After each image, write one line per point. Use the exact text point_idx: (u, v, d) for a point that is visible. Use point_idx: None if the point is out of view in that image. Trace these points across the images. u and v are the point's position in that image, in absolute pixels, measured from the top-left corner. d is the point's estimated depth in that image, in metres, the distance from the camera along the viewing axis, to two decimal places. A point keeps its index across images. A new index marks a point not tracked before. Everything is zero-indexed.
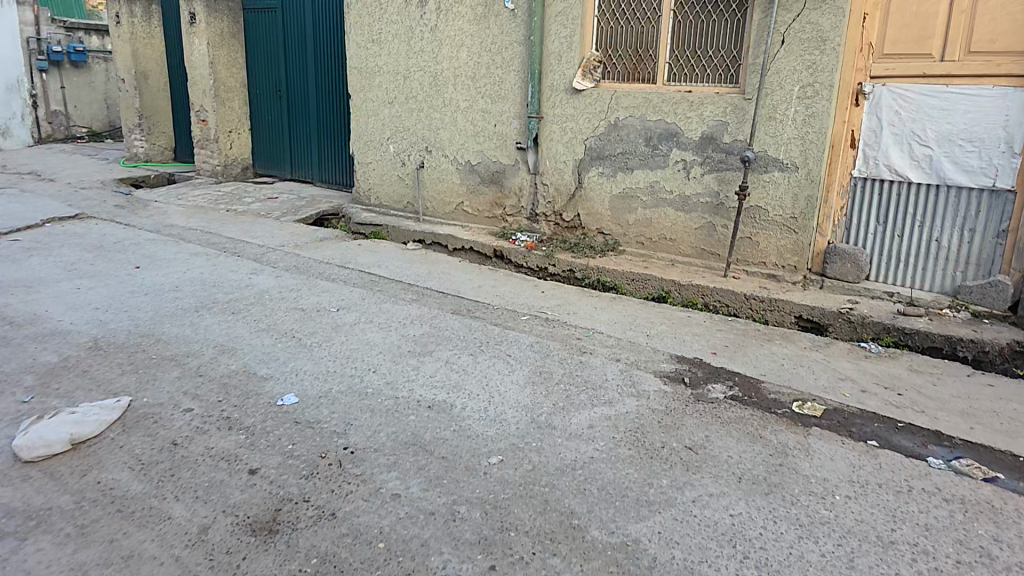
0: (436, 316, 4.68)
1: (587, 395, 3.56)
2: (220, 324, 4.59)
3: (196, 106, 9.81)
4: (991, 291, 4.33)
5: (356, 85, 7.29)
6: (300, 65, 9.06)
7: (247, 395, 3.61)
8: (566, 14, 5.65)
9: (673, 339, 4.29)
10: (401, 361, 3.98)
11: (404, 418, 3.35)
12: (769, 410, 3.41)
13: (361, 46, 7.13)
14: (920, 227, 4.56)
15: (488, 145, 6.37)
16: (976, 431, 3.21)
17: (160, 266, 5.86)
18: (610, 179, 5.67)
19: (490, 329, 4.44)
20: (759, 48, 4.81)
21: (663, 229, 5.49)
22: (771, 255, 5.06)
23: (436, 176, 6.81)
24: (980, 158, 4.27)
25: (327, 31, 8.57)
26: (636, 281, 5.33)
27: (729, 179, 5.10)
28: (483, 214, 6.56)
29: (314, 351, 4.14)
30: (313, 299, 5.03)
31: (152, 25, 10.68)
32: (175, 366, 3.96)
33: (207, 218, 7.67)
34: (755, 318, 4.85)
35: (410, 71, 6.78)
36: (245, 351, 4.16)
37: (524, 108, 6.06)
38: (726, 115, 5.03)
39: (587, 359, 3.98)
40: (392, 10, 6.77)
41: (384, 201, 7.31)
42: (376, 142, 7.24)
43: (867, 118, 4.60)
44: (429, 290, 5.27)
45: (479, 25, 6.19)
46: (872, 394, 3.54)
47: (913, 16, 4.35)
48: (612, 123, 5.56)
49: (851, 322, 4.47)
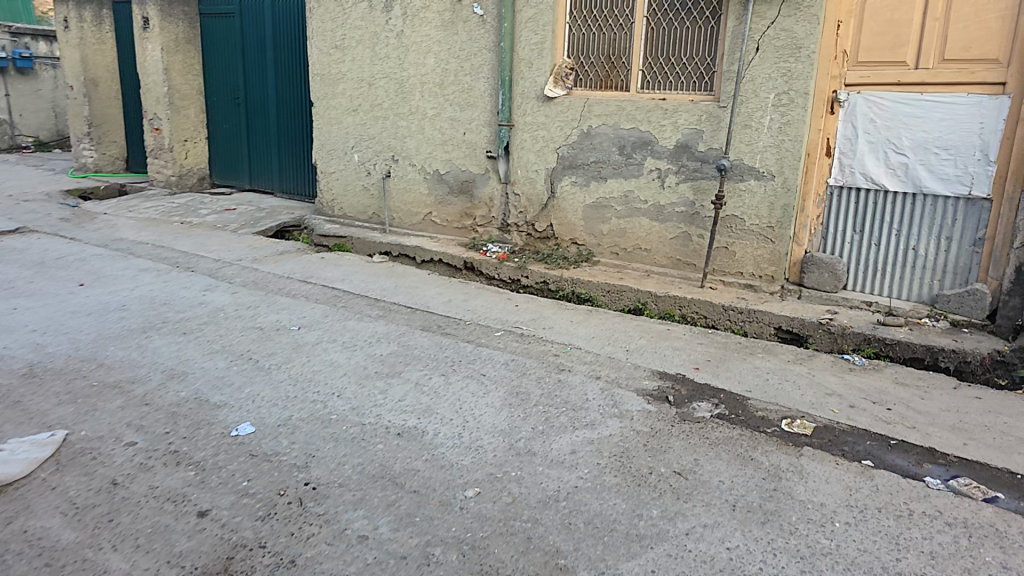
0: (405, 334, 4.43)
1: (567, 417, 3.35)
2: (171, 346, 4.26)
3: (149, 114, 9.37)
4: (969, 299, 4.25)
5: (317, 92, 7.01)
6: (259, 72, 8.72)
7: (198, 426, 3.31)
8: (537, 19, 5.49)
9: (654, 354, 4.12)
10: (367, 384, 3.72)
11: (371, 448, 3.10)
12: (757, 429, 3.25)
13: (323, 52, 6.86)
14: (896, 235, 4.48)
15: (456, 154, 6.16)
16: (970, 447, 3.09)
17: (106, 283, 5.47)
18: (583, 189, 5.51)
19: (462, 347, 4.21)
20: (734, 56, 4.71)
21: (638, 239, 5.33)
22: (748, 265, 4.95)
23: (402, 187, 6.56)
24: (956, 166, 4.21)
25: (288, 37, 8.28)
26: (612, 292, 5.17)
27: (704, 189, 4.98)
28: (452, 225, 6.33)
29: (273, 375, 3.85)
30: (272, 318, 4.73)
31: (103, 31, 10.18)
32: (119, 394, 3.63)
33: (159, 231, 7.27)
34: (733, 330, 4.72)
35: (375, 78, 6.53)
36: (197, 375, 3.85)
37: (494, 116, 5.87)
38: (701, 123, 4.91)
39: (566, 377, 3.78)
40: (355, 15, 6.53)
41: (349, 212, 7.03)
42: (339, 151, 6.96)
43: (842, 126, 4.54)
44: (397, 305, 5.01)
45: (446, 30, 5.99)
46: (861, 410, 3.41)
47: (887, 23, 4.29)
48: (584, 131, 5.41)
49: (831, 333, 4.36)
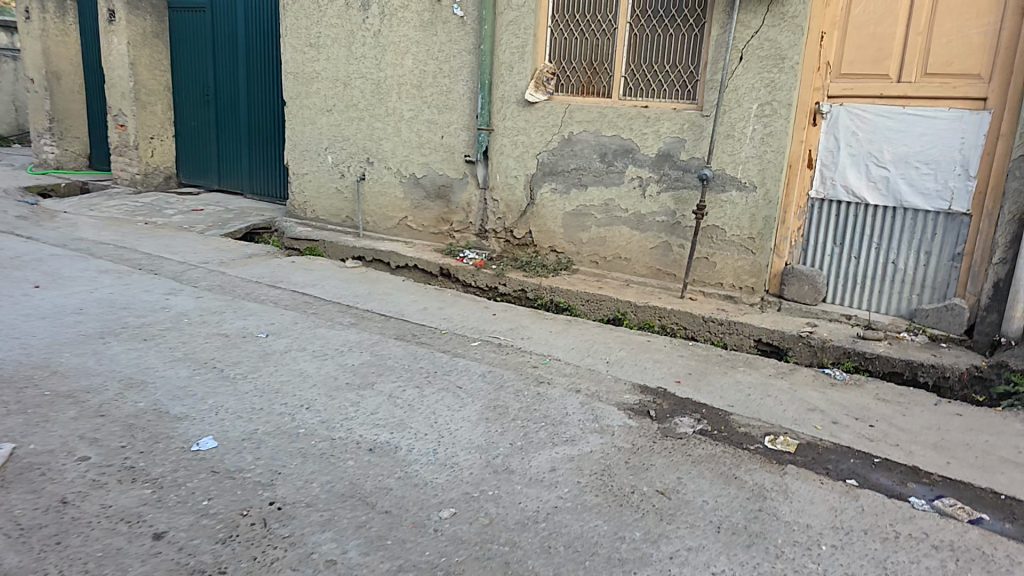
0: (378, 343, 4.28)
1: (546, 432, 3.24)
2: (130, 353, 4.05)
3: (114, 110, 9.04)
4: (947, 314, 4.25)
5: (291, 90, 6.82)
6: (230, 70, 8.49)
7: (156, 440, 3.12)
8: (518, 23, 5.39)
9: (634, 366, 4.03)
10: (338, 396, 3.56)
11: (341, 464, 2.95)
12: (740, 446, 3.18)
13: (298, 50, 6.68)
14: (876, 249, 4.47)
15: (434, 158, 6.03)
16: (953, 466, 3.05)
17: (64, 285, 5.22)
18: (563, 196, 5.42)
19: (437, 357, 4.08)
20: (717, 65, 4.67)
21: (617, 249, 5.26)
22: (728, 276, 4.90)
23: (378, 190, 6.41)
24: (936, 181, 4.20)
25: (261, 34, 8.07)
26: (591, 301, 5.08)
27: (685, 198, 4.93)
28: (428, 230, 6.20)
29: (238, 385, 3.67)
30: (239, 324, 4.54)
31: (67, 23, 9.84)
32: (72, 405, 3.42)
33: (122, 232, 7.00)
34: (713, 342, 4.66)
35: (351, 78, 6.37)
36: (157, 385, 3.65)
37: (473, 120, 5.75)
38: (683, 132, 4.86)
39: (545, 390, 3.66)
40: (332, 12, 6.37)
41: (321, 214, 6.84)
42: (313, 152, 6.78)
43: (824, 139, 4.52)
44: (370, 312, 4.86)
45: (425, 31, 5.86)
46: (844, 426, 3.36)
47: (870, 36, 4.28)
48: (565, 137, 5.32)
49: (811, 346, 4.33)
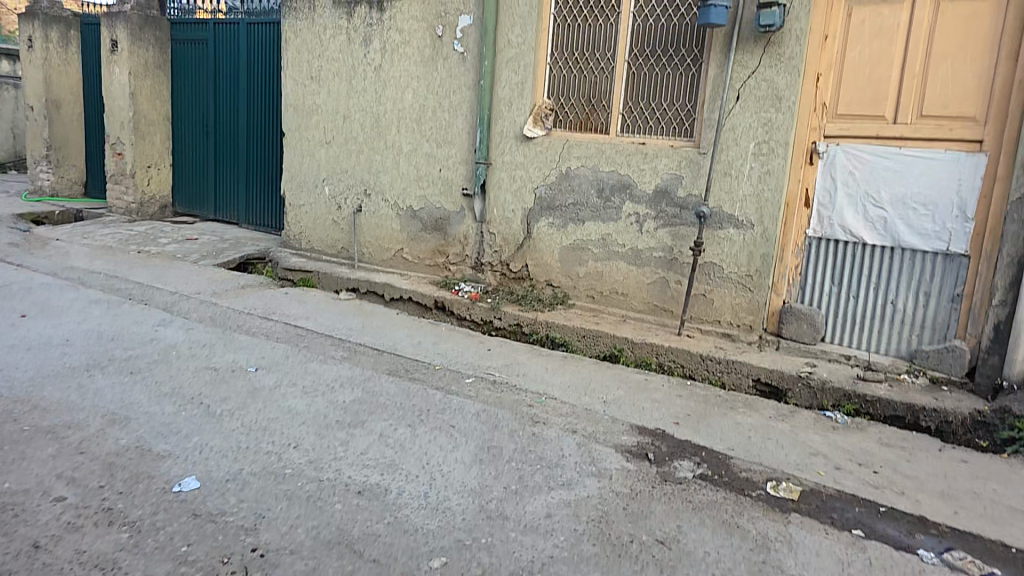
0: (370, 379, 4.18)
1: (542, 476, 3.14)
2: (115, 387, 3.94)
3: (112, 138, 9.03)
4: (948, 356, 4.19)
5: (290, 122, 6.82)
6: (230, 101, 8.53)
7: (137, 480, 3.00)
8: (518, 60, 5.42)
9: (632, 406, 3.94)
10: (327, 434, 3.45)
11: (328, 508, 2.83)
12: (742, 493, 3.08)
13: (298, 83, 6.70)
14: (875, 288, 4.43)
15: (431, 191, 6.00)
16: (961, 516, 2.96)
17: (51, 315, 5.12)
18: (560, 231, 5.38)
19: (431, 394, 3.98)
20: (715, 104, 4.68)
21: (614, 283, 5.21)
22: (726, 314, 4.84)
23: (374, 222, 6.37)
24: (933, 222, 4.19)
25: (262, 66, 8.12)
26: (588, 337, 5.00)
27: (683, 235, 4.90)
28: (424, 262, 6.14)
29: (224, 422, 3.56)
30: (228, 357, 4.44)
31: (69, 52, 9.91)
32: (52, 441, 3.30)
33: (114, 260, 6.92)
34: (711, 380, 4.58)
35: (350, 111, 6.39)
36: (141, 422, 3.53)
37: (471, 154, 5.75)
38: (681, 169, 4.85)
39: (541, 431, 3.56)
40: (333, 46, 6.40)
41: (316, 245, 6.79)
42: (310, 184, 6.76)
43: (821, 178, 4.51)
44: (363, 346, 4.77)
45: (426, 67, 5.89)
46: (847, 473, 3.27)
47: (867, 78, 4.30)
48: (563, 172, 5.31)
49: (810, 387, 4.25)
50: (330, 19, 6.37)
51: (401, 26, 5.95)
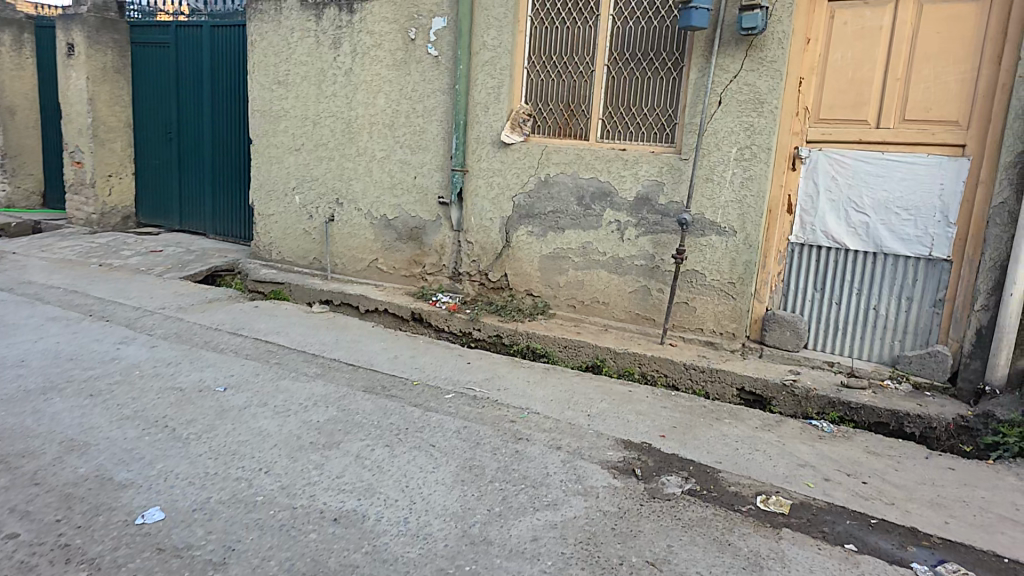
0: (345, 397, 4.03)
1: (527, 496, 3.02)
2: (74, 410, 3.74)
3: (71, 146, 8.71)
4: (931, 361, 4.18)
5: (258, 128, 6.63)
6: (196, 106, 8.29)
7: (97, 512, 2.81)
8: (494, 63, 5.32)
9: (617, 420, 3.84)
10: (301, 457, 3.30)
11: (302, 538, 2.68)
12: (732, 508, 3.00)
13: (265, 87, 6.52)
14: (857, 294, 4.41)
15: (406, 199, 5.87)
16: (952, 526, 2.89)
17: (5, 334, 4.86)
18: (539, 239, 5.29)
19: (409, 412, 3.84)
20: (696, 109, 4.63)
21: (595, 292, 5.13)
22: (708, 322, 4.79)
23: (347, 231, 6.21)
24: (916, 227, 4.18)
25: (228, 70, 7.90)
26: (569, 348, 4.91)
27: (664, 242, 4.83)
28: (400, 273, 6.00)
29: (191, 447, 3.38)
30: (195, 376, 4.25)
31: (23, 56, 9.55)
32: (3, 472, 3.09)
33: (74, 274, 6.64)
34: (695, 390, 4.51)
35: (320, 117, 6.22)
36: (101, 448, 3.34)
37: (447, 160, 5.63)
38: (662, 175, 4.79)
39: (524, 447, 3.45)
40: (301, 50, 6.24)
41: (287, 255, 6.60)
42: (280, 192, 6.57)
43: (803, 183, 4.49)
44: (337, 362, 4.61)
45: (399, 70, 5.75)
46: (837, 484, 3.21)
47: (849, 81, 4.28)
48: (542, 179, 5.21)
49: (795, 395, 4.20)
50: (298, 21, 6.21)
51: (372, 28, 5.81)
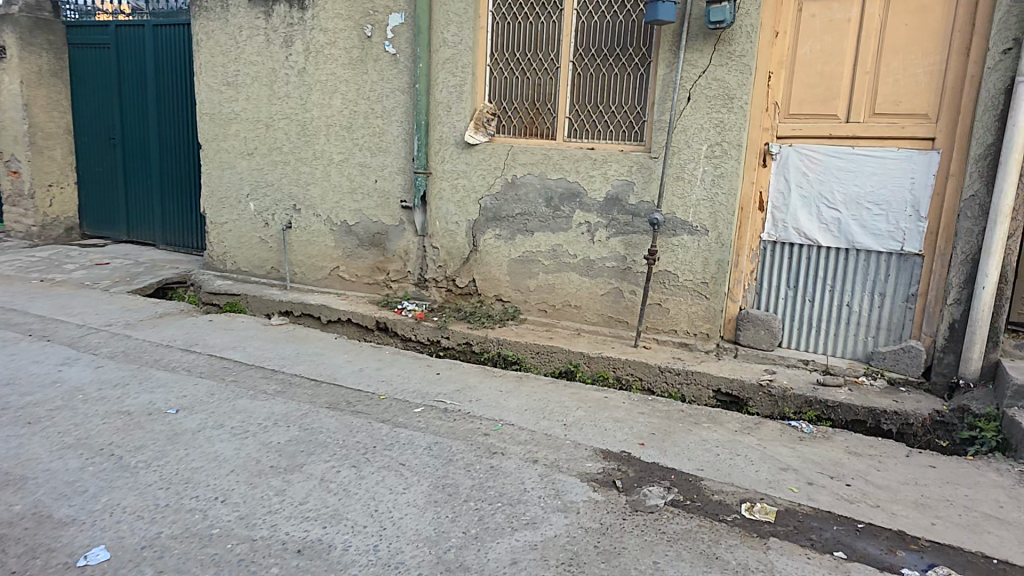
0: (308, 415, 3.80)
1: (504, 515, 2.85)
2: (9, 441, 3.44)
3: (6, 156, 8.23)
4: (905, 356, 4.16)
5: (207, 132, 6.33)
6: (141, 110, 7.92)
7: (32, 556, 2.55)
8: (455, 61, 5.15)
9: (594, 428, 3.71)
10: (260, 483, 3.07)
11: (263, 573, 2.47)
12: (717, 518, 2.87)
13: (214, 89, 6.22)
14: (830, 291, 4.37)
15: (367, 203, 5.65)
16: (939, 527, 2.82)
17: None
18: (507, 243, 5.14)
19: (376, 428, 3.65)
20: (664, 105, 4.54)
21: (567, 296, 5.00)
22: (681, 322, 4.70)
23: (306, 239, 5.96)
24: (887, 222, 4.15)
25: (173, 71, 7.57)
26: (541, 354, 4.77)
27: (636, 243, 4.73)
28: (363, 281, 5.78)
29: (139, 477, 3.12)
30: (144, 399, 3.97)
31: None
32: None
33: (13, 291, 6.24)
34: (671, 394, 4.42)
35: (274, 120, 5.96)
36: (38, 482, 3.06)
37: (408, 162, 5.44)
38: (631, 175, 4.69)
39: (499, 462, 3.29)
40: (251, 49, 5.97)
41: (243, 265, 6.33)
42: (233, 199, 6.29)
43: (774, 179, 4.43)
44: (298, 377, 4.38)
45: (355, 69, 5.54)
46: (821, 488, 3.12)
47: (818, 76, 4.25)
48: (508, 181, 5.07)
49: (772, 395, 4.14)
50: (246, 19, 5.94)
51: (326, 26, 5.58)
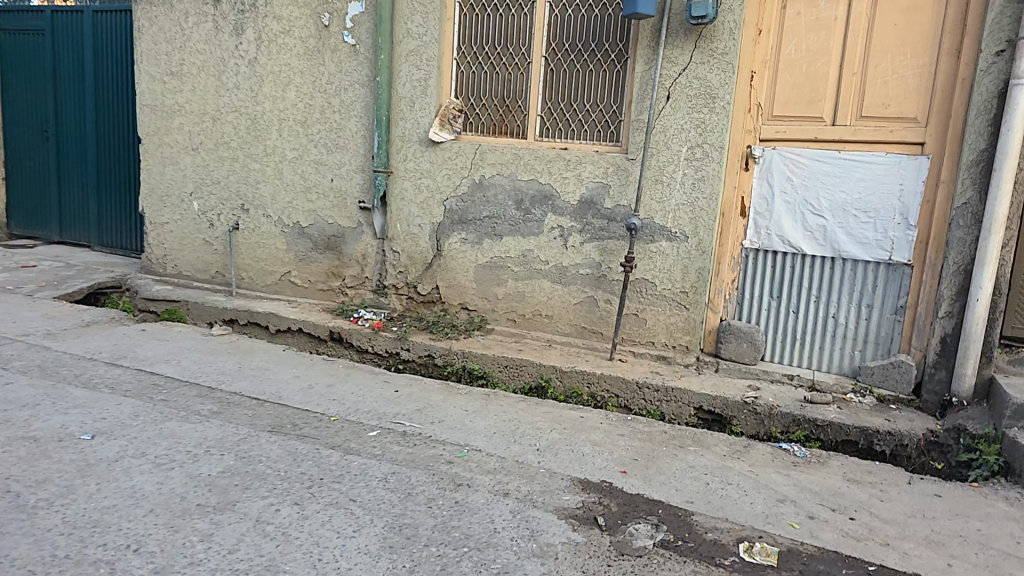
0: (246, 440, 3.34)
1: (472, 563, 2.45)
2: None
3: None
4: (894, 372, 3.90)
5: (148, 125, 5.78)
6: (76, 102, 7.30)
7: None
8: (420, 53, 4.75)
9: (571, 454, 3.34)
10: (184, 527, 2.61)
11: None
12: (714, 562, 2.53)
13: (156, 79, 5.69)
14: (815, 302, 4.10)
15: (322, 204, 5.20)
16: (957, 569, 2.53)
17: None
18: (474, 247, 4.75)
19: (326, 456, 3.21)
20: (643, 104, 4.22)
21: (537, 304, 4.63)
22: (660, 334, 4.38)
23: (254, 241, 5.48)
24: (875, 230, 3.90)
25: (113, 60, 6.99)
26: (510, 368, 4.38)
27: (612, 249, 4.40)
28: (316, 287, 5.32)
29: (36, 520, 2.62)
30: (56, 422, 3.44)
31: None
32: None
33: None
34: (649, 412, 4.07)
35: (221, 112, 5.47)
36: None
37: (368, 160, 5.00)
38: (607, 177, 4.36)
39: (465, 496, 2.89)
40: (198, 37, 5.47)
41: (185, 270, 5.80)
42: (175, 197, 5.76)
43: (757, 184, 4.15)
44: (238, 396, 3.91)
45: (312, 60, 5.08)
46: (823, 523, 2.80)
47: (803, 76, 3.98)
48: (475, 181, 4.69)
49: (757, 413, 3.83)
50: (192, 5, 5.45)
51: (280, 13, 5.13)
